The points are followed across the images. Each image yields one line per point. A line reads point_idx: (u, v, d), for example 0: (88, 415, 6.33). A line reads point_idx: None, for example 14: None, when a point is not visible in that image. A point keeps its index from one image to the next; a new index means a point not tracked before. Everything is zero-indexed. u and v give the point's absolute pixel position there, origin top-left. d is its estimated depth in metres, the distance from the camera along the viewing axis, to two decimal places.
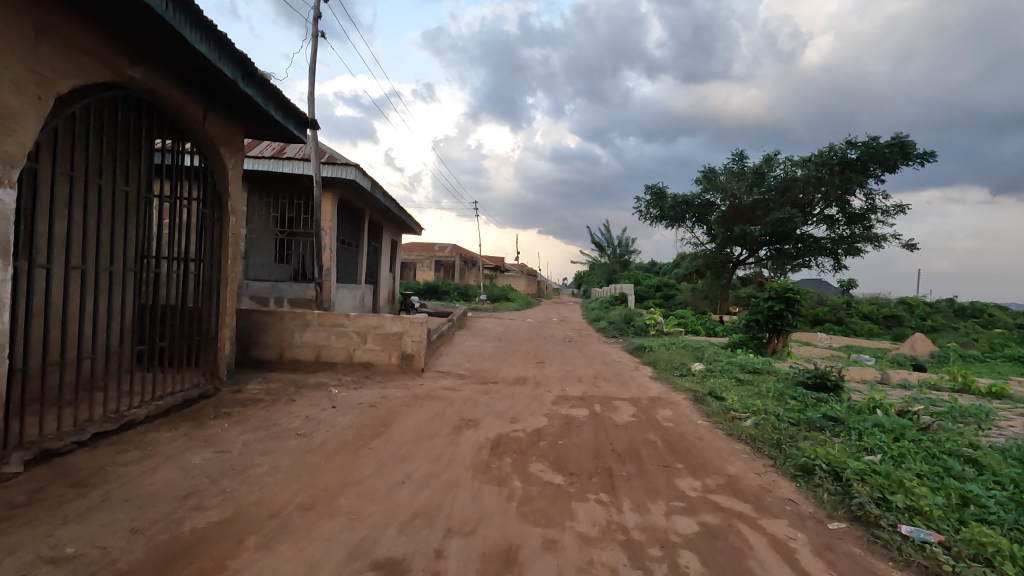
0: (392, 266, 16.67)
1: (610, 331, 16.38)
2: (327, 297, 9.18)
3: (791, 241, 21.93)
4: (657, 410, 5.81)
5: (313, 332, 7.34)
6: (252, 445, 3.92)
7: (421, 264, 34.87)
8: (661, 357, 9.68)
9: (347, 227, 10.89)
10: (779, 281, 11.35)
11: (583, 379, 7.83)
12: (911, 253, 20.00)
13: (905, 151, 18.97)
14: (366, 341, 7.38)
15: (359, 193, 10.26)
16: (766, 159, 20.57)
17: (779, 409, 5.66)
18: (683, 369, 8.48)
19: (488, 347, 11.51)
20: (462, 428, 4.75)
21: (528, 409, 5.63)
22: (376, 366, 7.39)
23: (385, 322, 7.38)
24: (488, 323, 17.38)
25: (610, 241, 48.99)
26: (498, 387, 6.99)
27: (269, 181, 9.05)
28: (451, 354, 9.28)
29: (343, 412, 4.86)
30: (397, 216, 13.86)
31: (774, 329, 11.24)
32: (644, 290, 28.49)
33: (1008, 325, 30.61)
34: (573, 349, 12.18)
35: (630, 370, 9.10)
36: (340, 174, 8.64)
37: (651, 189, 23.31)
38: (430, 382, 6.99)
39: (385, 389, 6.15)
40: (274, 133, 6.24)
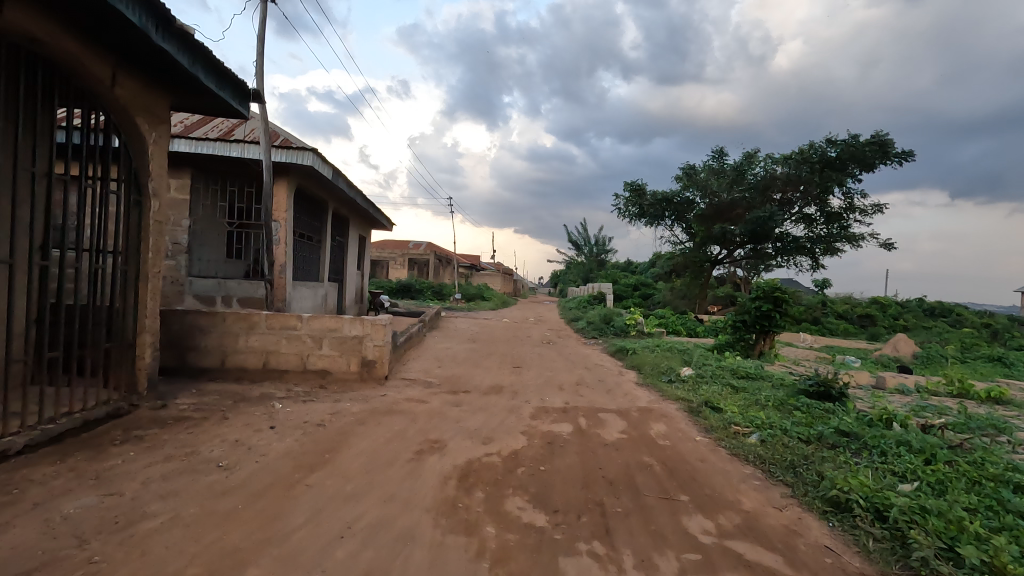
0: (361, 264, 15.76)
1: (589, 332, 15.76)
2: (281, 296, 8.31)
3: (770, 240, 21.67)
4: (650, 425, 5.15)
5: (261, 336, 6.49)
6: (154, 484, 3.10)
7: (393, 262, 33.81)
8: (646, 361, 9.06)
9: (308, 220, 10.02)
10: (768, 280, 10.84)
11: (564, 387, 7.12)
12: (888, 252, 19.90)
13: (885, 149, 18.84)
14: (321, 346, 6.55)
15: (321, 183, 9.42)
16: (747, 156, 20.22)
17: (784, 422, 5.06)
18: (672, 375, 7.87)
19: (461, 350, 10.74)
20: (426, 452, 4.00)
21: (505, 425, 4.91)
22: (333, 375, 6.56)
23: (343, 324, 6.56)
24: (462, 324, 16.61)
25: (587, 239, 48.58)
26: (471, 397, 6.25)
27: (216, 167, 8.16)
28: (420, 359, 8.49)
29: (282, 435, 4.06)
30: (364, 209, 12.99)
31: (761, 330, 10.73)
32: (621, 290, 28.04)
33: (975, 324, 31.10)
34: (551, 352, 11.49)
35: (613, 375, 8.44)
36: (296, 159, 7.81)
37: (630, 185, 22.81)
38: (393, 392, 6.20)
39: (340, 403, 5.35)
40: (209, 107, 5.37)
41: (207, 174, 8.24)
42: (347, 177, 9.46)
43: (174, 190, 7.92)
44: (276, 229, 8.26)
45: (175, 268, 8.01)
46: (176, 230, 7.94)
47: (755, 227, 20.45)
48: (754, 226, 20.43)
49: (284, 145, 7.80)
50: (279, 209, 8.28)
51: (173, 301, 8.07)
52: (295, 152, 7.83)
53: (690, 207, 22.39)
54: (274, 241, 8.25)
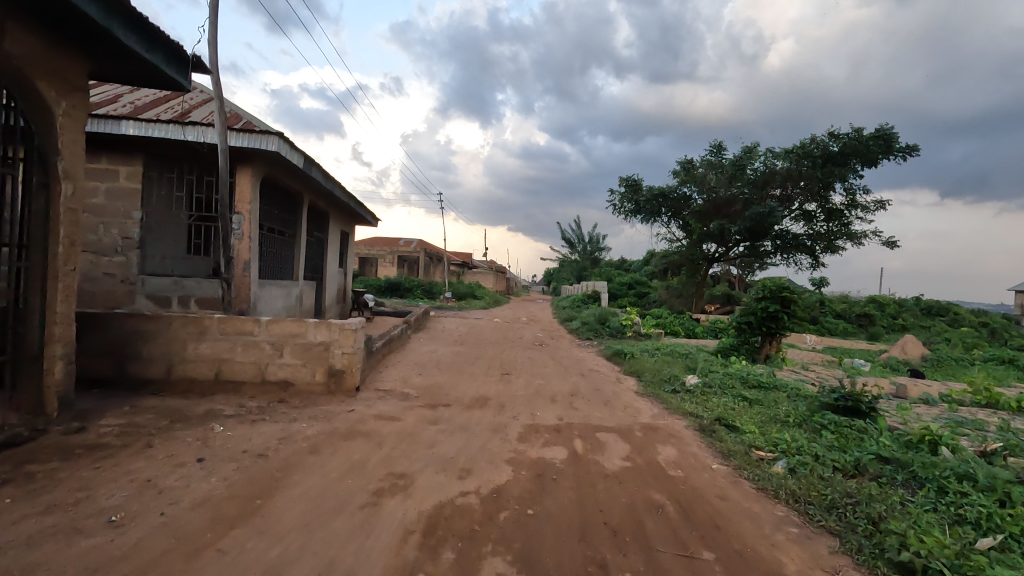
0: (342, 261, 14.95)
1: (583, 333, 15.04)
2: (246, 297, 7.52)
3: (769, 238, 21.03)
4: (657, 449, 4.41)
5: (212, 343, 5.70)
6: (11, 552, 2.33)
7: (382, 259, 32.86)
8: (646, 367, 8.35)
9: (279, 214, 9.24)
10: (774, 279, 10.14)
11: (558, 398, 6.37)
12: (891, 249, 19.36)
13: (888, 144, 18.25)
14: (281, 354, 5.77)
15: (292, 173, 8.65)
16: (747, 150, 19.54)
17: (813, 445, 4.37)
18: (676, 383, 7.15)
19: (446, 354, 9.98)
20: (387, 492, 3.25)
21: (487, 451, 4.17)
22: (295, 386, 5.79)
23: (307, 329, 5.78)
24: (451, 325, 15.85)
25: (580, 237, 47.88)
26: (451, 411, 5.51)
27: (172, 153, 7.36)
28: (398, 366, 7.73)
29: (209, 471, 3.28)
30: (345, 203, 12.18)
31: (767, 333, 10.03)
32: (616, 288, 27.34)
33: (972, 323, 30.73)
34: (542, 355, 10.76)
35: (611, 383, 7.72)
36: (260, 145, 7.05)
37: (625, 180, 22.08)
38: (362, 407, 5.43)
39: (296, 422, 4.58)
40: (138, 72, 4.56)
41: (162, 160, 7.42)
42: (322, 166, 8.70)
43: (124, 178, 7.11)
44: (240, 222, 7.47)
45: (125, 265, 7.18)
46: (126, 222, 7.11)
47: (755, 223, 19.81)
48: (754, 223, 19.79)
49: (246, 128, 7.02)
50: (243, 200, 7.49)
51: (123, 302, 7.26)
52: (259, 137, 7.06)
53: (687, 203, 21.71)
54: (238, 234, 7.47)
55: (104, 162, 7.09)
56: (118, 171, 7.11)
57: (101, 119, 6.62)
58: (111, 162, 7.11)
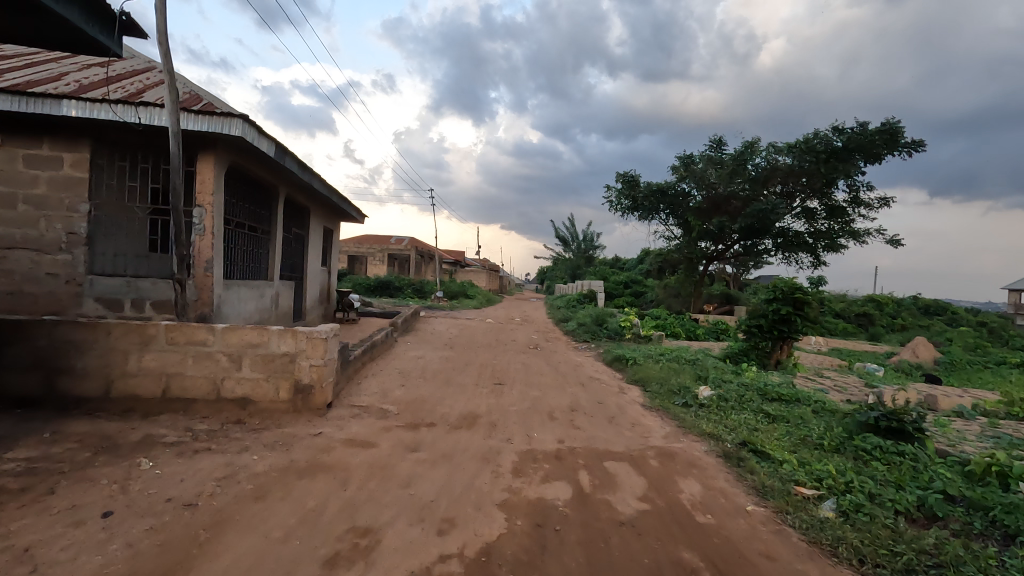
0: (325, 259, 14.15)
1: (580, 335, 14.35)
2: (208, 300, 6.75)
3: (770, 235, 20.43)
4: (678, 486, 3.70)
5: (159, 355, 4.93)
6: None
7: (372, 257, 32.01)
8: (652, 377, 7.65)
9: (250, 208, 8.47)
10: (787, 278, 9.47)
11: (557, 414, 5.66)
12: (896, 248, 18.85)
13: (894, 138, 17.67)
14: (239, 367, 5.01)
15: (263, 162, 7.88)
16: (748, 144, 18.92)
17: (864, 478, 3.68)
18: (686, 395, 6.46)
19: (433, 360, 9.23)
20: (344, 559, 2.52)
21: (475, 491, 3.44)
22: (256, 404, 5.03)
23: (269, 338, 5.03)
24: (441, 326, 15.10)
25: (575, 235, 47.24)
26: (435, 434, 4.77)
27: (124, 138, 6.54)
28: (379, 377, 6.98)
29: (112, 534, 2.53)
30: (326, 197, 11.38)
31: (779, 337, 9.37)
32: (611, 287, 26.69)
33: (971, 323, 30.36)
34: (538, 360, 10.05)
35: (614, 394, 7.01)
36: (222, 129, 6.28)
37: (622, 176, 21.40)
38: (331, 430, 4.69)
39: (247, 452, 3.83)
40: (49, 27, 3.79)
41: (112, 146, 6.61)
42: (296, 156, 7.94)
43: (68, 166, 6.31)
44: (201, 215, 6.69)
45: (70, 265, 6.37)
46: (70, 216, 6.31)
47: (756, 220, 19.20)
48: (755, 220, 19.17)
49: (205, 110, 6.24)
50: (204, 191, 6.71)
51: (68, 306, 6.47)
52: (221, 120, 6.29)
53: (685, 199, 21.06)
54: (199, 230, 6.69)
55: (45, 147, 6.27)
56: (60, 158, 6.30)
57: (37, 98, 5.80)
58: (52, 148, 6.29)
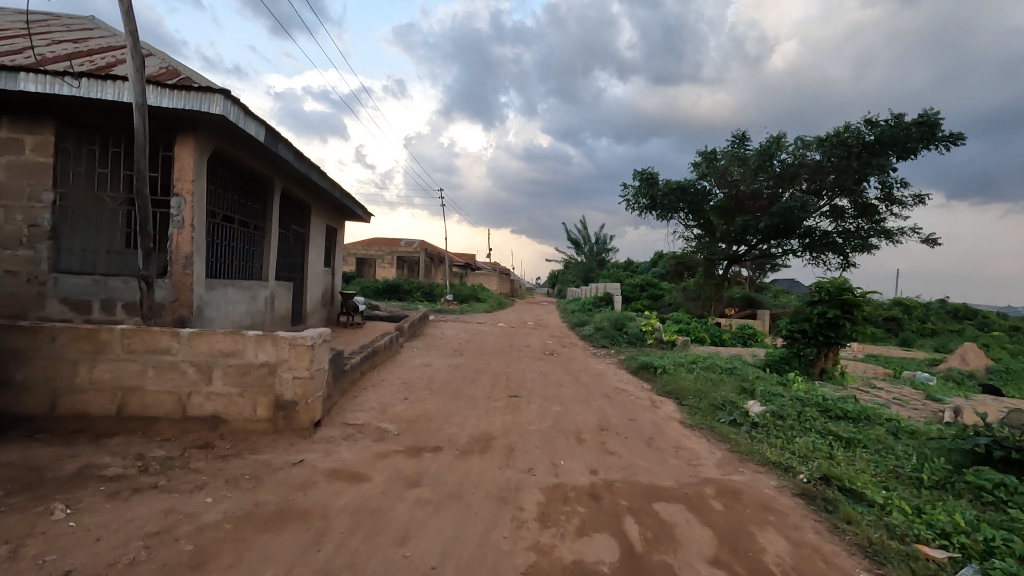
0: (329, 259, 13.46)
1: (599, 340, 13.47)
2: (187, 300, 5.96)
3: (796, 235, 19.44)
4: (758, 541, 2.82)
5: (115, 365, 4.15)
6: None
7: (381, 260, 31.36)
8: (688, 389, 6.79)
9: (241, 201, 7.74)
10: (832, 278, 8.56)
11: (585, 435, 4.81)
12: (932, 248, 17.79)
13: (931, 131, 16.63)
14: (209, 380, 4.21)
15: (252, 149, 7.15)
16: (775, 139, 17.97)
17: (1004, 532, 2.79)
18: (733, 411, 5.57)
19: (442, 368, 8.43)
20: None
21: (493, 551, 2.59)
22: (228, 424, 4.22)
23: (245, 346, 4.23)
24: (451, 331, 14.31)
25: (587, 238, 46.32)
26: (441, 463, 3.93)
27: (92, 118, 5.80)
28: (379, 389, 6.18)
29: None
30: (329, 193, 10.66)
31: (824, 343, 8.45)
32: (626, 290, 25.76)
33: (1003, 328, 29.07)
34: (556, 368, 9.19)
35: (647, 409, 6.15)
36: (202, 107, 5.52)
37: (640, 173, 20.51)
38: (315, 458, 3.87)
39: (202, 492, 3.02)
40: None
41: (81, 128, 5.87)
42: (290, 141, 7.20)
43: (29, 150, 5.58)
44: (179, 205, 5.93)
45: (31, 261, 5.63)
46: (31, 206, 5.57)
47: (782, 219, 18.25)
48: (781, 219, 18.21)
49: (182, 85, 5.49)
50: (182, 178, 5.95)
51: (30, 308, 5.72)
52: (199, 96, 5.53)
53: (706, 198, 20.15)
54: (176, 222, 5.93)
55: (4, 129, 5.55)
56: (21, 140, 5.57)
57: None
58: (12, 129, 5.57)
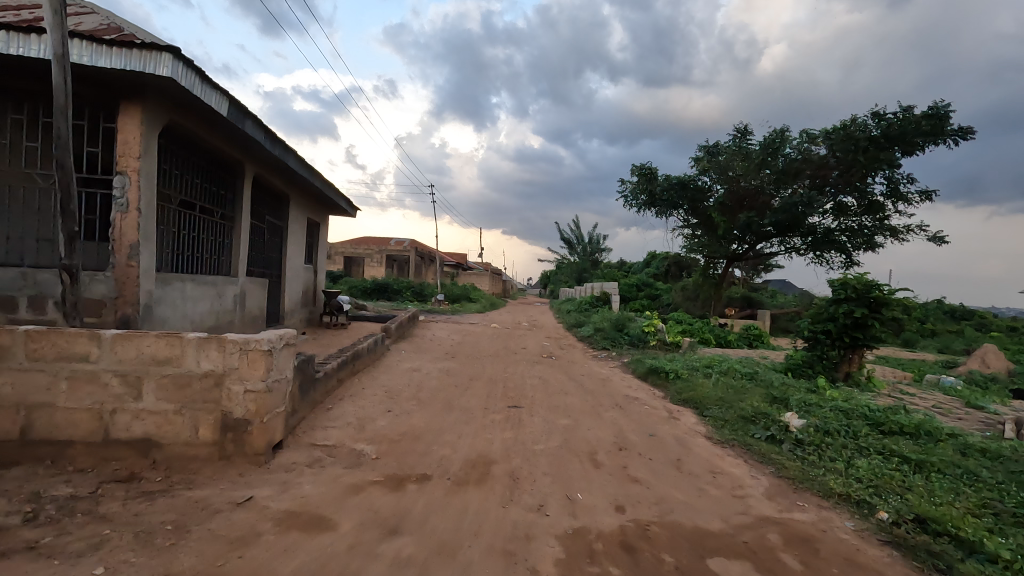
0: (311, 256, 12.59)
1: (598, 342, 12.71)
2: (133, 298, 5.12)
3: (800, 232, 18.83)
4: None
5: (19, 376, 3.30)
6: None
7: (370, 259, 30.44)
8: (708, 399, 6.02)
9: (205, 187, 6.89)
10: (858, 274, 7.84)
11: (603, 458, 4.01)
12: (940, 246, 17.23)
13: (940, 124, 16.05)
14: (137, 394, 3.37)
15: (214, 126, 6.32)
16: (779, 132, 17.31)
17: None
18: (768, 424, 4.81)
19: (432, 374, 7.61)
20: None
21: None
22: (162, 449, 3.39)
23: (184, 352, 3.40)
24: (442, 333, 13.49)
25: (580, 238, 45.62)
26: (430, 500, 3.12)
27: (17, 82, 4.94)
28: (358, 401, 5.35)
29: None
30: (310, 182, 9.80)
31: (850, 345, 7.71)
32: (623, 290, 25.07)
33: (1001, 328, 28.72)
34: (557, 373, 8.41)
35: (666, 423, 5.37)
36: (147, 68, 4.68)
37: (638, 168, 19.84)
38: (268, 495, 3.04)
39: (95, 558, 2.19)
40: None
41: (5, 95, 5.01)
42: (258, 118, 6.37)
43: None
44: (123, 185, 5.07)
45: None
46: None
47: (786, 216, 17.65)
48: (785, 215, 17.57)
49: (124, 41, 4.65)
50: (127, 154, 5.09)
51: None
52: (143, 55, 4.69)
53: (707, 194, 19.49)
54: (120, 205, 5.07)
55: None
56: None
57: None
58: None
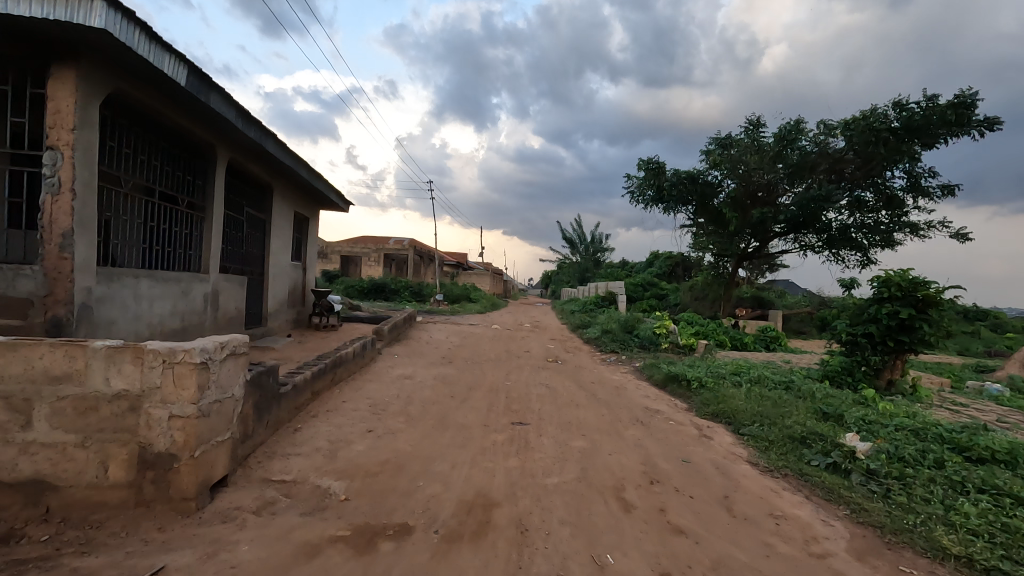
0: (300, 253, 11.79)
1: (606, 345, 11.88)
2: (65, 296, 4.29)
3: (815, 229, 17.99)
4: None
5: None
6: None
7: (367, 258, 29.61)
8: (744, 414, 5.20)
9: (166, 170, 6.07)
10: (900, 270, 7.02)
11: (633, 498, 3.18)
12: (963, 243, 16.40)
13: (966, 114, 15.24)
14: (26, 421, 2.56)
15: (174, 99, 5.52)
16: (794, 124, 16.49)
17: None
18: (826, 449, 3.99)
19: (425, 383, 6.78)
20: None
21: None
22: (59, 494, 2.57)
23: (88, 366, 2.59)
24: (440, 335, 12.69)
25: (582, 238, 44.76)
26: (409, 568, 2.30)
27: None
28: (335, 418, 4.53)
29: None
30: (295, 171, 9.01)
31: (894, 350, 6.88)
32: (628, 290, 24.24)
33: (1017, 328, 27.88)
34: (565, 381, 7.58)
35: (699, 444, 4.54)
36: (76, 17, 3.87)
37: (645, 163, 19.02)
38: (187, 565, 2.22)
39: None
40: None
41: None
42: (225, 90, 5.57)
43: None
44: (53, 160, 4.25)
45: None
46: None
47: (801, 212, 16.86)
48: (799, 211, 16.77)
49: None
50: (58, 125, 4.26)
51: None
52: (69, 1, 3.87)
53: (717, 189, 18.68)
54: (49, 185, 4.24)
55: None
56: None
57: None
58: None
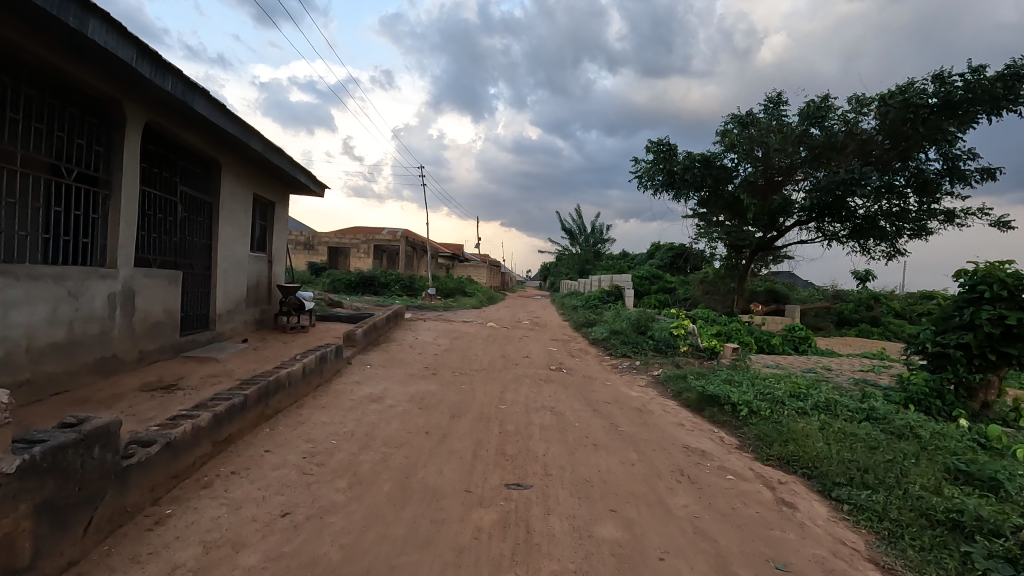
0: (264, 244, 10.24)
1: (616, 348, 10.36)
2: None
3: (839, 217, 16.50)
4: None
5: None
6: None
7: (356, 249, 28.00)
8: (832, 468, 3.70)
9: (38, 128, 4.53)
10: (999, 263, 5.50)
11: None
12: (1006, 232, 14.91)
13: (1015, 88, 13.67)
14: None
15: (28, 19, 3.94)
16: (821, 100, 14.92)
17: None
18: (1008, 552, 2.51)
19: (395, 408, 5.26)
20: None
21: None
22: None
23: None
24: (427, 336, 11.17)
25: (582, 229, 43.04)
26: None
27: None
28: (239, 488, 3.00)
29: None
30: (246, 144, 7.44)
31: (995, 365, 5.35)
32: (633, 283, 22.69)
33: None
34: (574, 401, 6.06)
35: (785, 526, 3.03)
36: None
37: (654, 144, 17.43)
38: None
39: None
40: None
41: None
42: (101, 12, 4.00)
43: None
44: None
45: None
46: None
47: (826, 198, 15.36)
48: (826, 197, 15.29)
49: None
50: None
51: None
52: None
53: (731, 175, 17.17)
54: None
55: None
56: None
57: None
58: None
